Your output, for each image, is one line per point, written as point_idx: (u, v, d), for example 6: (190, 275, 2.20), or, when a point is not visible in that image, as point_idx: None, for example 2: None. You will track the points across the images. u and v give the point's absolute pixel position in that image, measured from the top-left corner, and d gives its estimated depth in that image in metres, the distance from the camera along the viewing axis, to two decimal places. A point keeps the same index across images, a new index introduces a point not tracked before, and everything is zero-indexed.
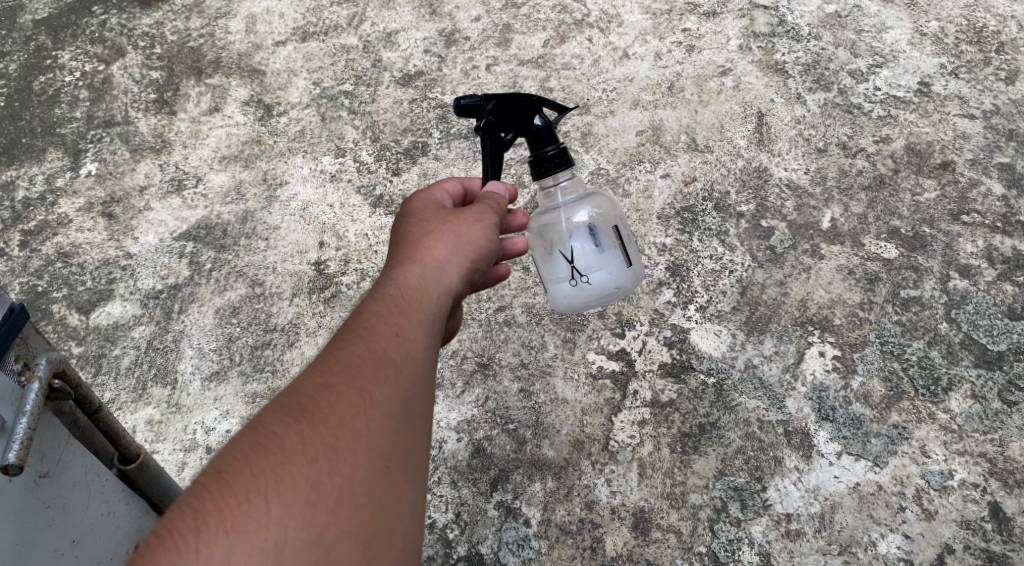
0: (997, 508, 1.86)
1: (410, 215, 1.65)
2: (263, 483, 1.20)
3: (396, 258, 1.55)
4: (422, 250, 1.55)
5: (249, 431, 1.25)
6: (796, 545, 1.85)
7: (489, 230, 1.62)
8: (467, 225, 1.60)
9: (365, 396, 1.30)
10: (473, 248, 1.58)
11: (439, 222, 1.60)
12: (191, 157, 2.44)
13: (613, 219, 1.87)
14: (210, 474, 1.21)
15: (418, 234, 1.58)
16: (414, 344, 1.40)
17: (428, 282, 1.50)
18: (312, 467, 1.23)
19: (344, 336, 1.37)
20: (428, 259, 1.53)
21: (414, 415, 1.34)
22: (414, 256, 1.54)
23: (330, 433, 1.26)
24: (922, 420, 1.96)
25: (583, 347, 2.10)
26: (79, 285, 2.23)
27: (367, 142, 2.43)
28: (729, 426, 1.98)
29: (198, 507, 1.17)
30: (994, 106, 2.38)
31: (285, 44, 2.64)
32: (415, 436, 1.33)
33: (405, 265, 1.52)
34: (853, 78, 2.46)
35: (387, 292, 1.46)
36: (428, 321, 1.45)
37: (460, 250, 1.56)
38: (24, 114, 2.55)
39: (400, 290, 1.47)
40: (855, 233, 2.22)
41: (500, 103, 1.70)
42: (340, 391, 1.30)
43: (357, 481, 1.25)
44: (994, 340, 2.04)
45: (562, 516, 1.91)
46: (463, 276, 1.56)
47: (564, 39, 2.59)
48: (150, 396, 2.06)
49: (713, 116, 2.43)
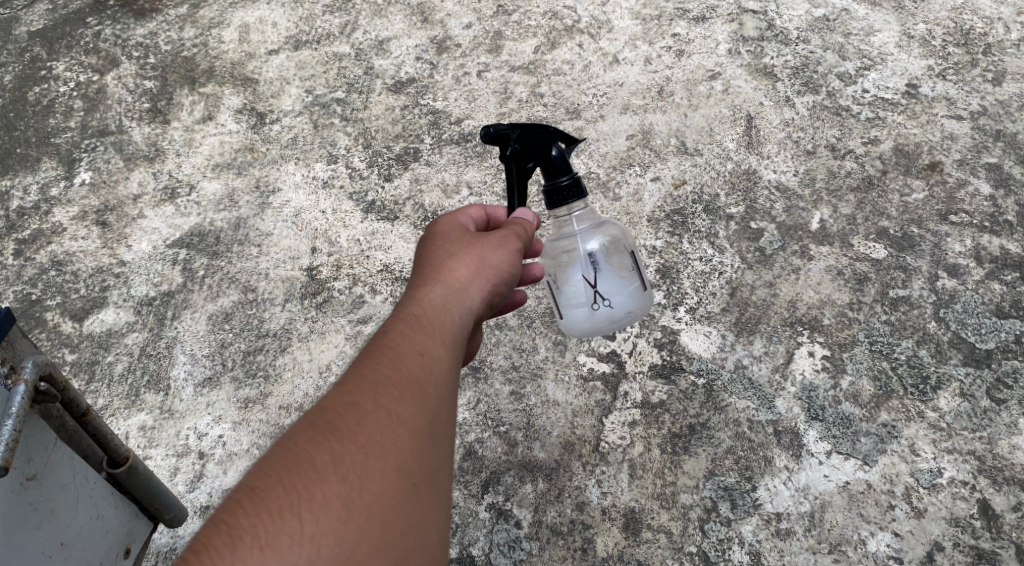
0: (987, 506, 1.87)
1: (433, 234, 1.66)
2: (295, 501, 1.22)
3: (420, 275, 1.57)
4: (445, 269, 1.56)
5: (281, 450, 1.28)
6: (786, 544, 1.86)
7: (513, 253, 1.63)
8: (490, 245, 1.61)
9: (392, 414, 1.32)
10: (497, 268, 1.59)
11: (463, 242, 1.61)
12: (185, 165, 2.46)
13: (624, 247, 1.92)
14: (243, 491, 1.23)
15: (442, 253, 1.59)
16: (440, 363, 1.41)
17: (452, 301, 1.51)
18: (342, 485, 1.25)
19: (370, 354, 1.39)
20: (451, 278, 1.55)
21: (439, 434, 1.36)
22: (438, 275, 1.55)
23: (359, 452, 1.28)
24: (911, 419, 1.97)
25: (573, 349, 2.10)
26: (73, 293, 2.24)
27: (359, 149, 2.45)
28: (719, 426, 1.99)
29: (231, 525, 1.20)
30: (981, 107, 2.40)
31: (278, 52, 2.66)
32: (441, 453, 1.35)
33: (429, 283, 1.53)
34: (841, 80, 2.48)
35: (413, 311, 1.47)
36: (452, 338, 1.47)
37: (483, 269, 1.57)
38: (19, 124, 2.57)
39: (424, 308, 1.48)
40: (843, 234, 2.23)
41: (525, 132, 1.73)
42: (368, 410, 1.32)
43: (385, 499, 1.27)
44: (982, 339, 2.05)
45: (553, 518, 1.92)
46: (486, 295, 1.57)
47: (554, 45, 2.61)
48: (143, 402, 2.08)
49: (702, 119, 2.45)
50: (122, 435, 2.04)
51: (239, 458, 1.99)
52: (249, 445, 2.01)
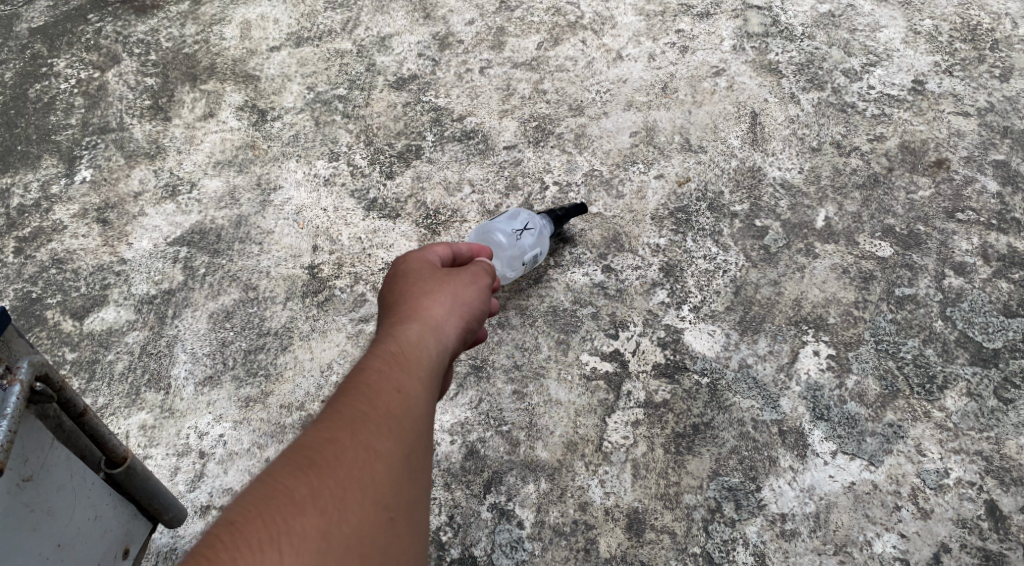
0: (994, 506, 1.85)
1: (405, 273, 1.66)
2: (275, 535, 1.20)
3: (393, 313, 1.57)
4: (419, 307, 1.57)
5: (258, 488, 1.24)
6: (791, 545, 1.84)
7: (484, 292, 1.66)
8: (462, 285, 1.64)
9: (370, 448, 1.32)
10: (470, 306, 1.62)
11: (436, 280, 1.63)
12: (186, 162, 2.44)
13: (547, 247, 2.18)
14: (222, 525, 1.19)
15: (417, 290, 1.60)
16: (416, 400, 1.41)
17: (428, 338, 1.51)
18: (323, 518, 1.23)
19: (346, 389, 1.38)
20: (428, 314, 1.56)
21: (414, 470, 1.36)
22: (415, 311, 1.56)
23: (338, 486, 1.27)
24: (918, 419, 1.95)
25: (576, 348, 2.09)
26: (73, 291, 2.23)
27: (361, 146, 2.44)
28: (723, 426, 1.97)
29: (211, 559, 1.15)
30: (988, 104, 2.38)
31: (279, 49, 2.64)
32: (416, 488, 1.35)
33: (404, 320, 1.54)
34: (847, 77, 2.46)
35: (388, 348, 1.47)
36: (429, 374, 1.47)
37: (457, 307, 1.59)
38: (19, 121, 2.55)
39: (401, 344, 1.48)
40: (849, 232, 2.21)
41: None
42: (347, 443, 1.31)
43: (364, 533, 1.26)
44: (989, 338, 2.04)
45: (555, 518, 1.90)
46: (459, 332, 1.58)
47: (557, 41, 2.59)
48: (144, 401, 2.06)
49: (707, 116, 2.43)
50: (122, 434, 2.02)
51: (240, 457, 1.98)
52: (250, 444, 2.00)
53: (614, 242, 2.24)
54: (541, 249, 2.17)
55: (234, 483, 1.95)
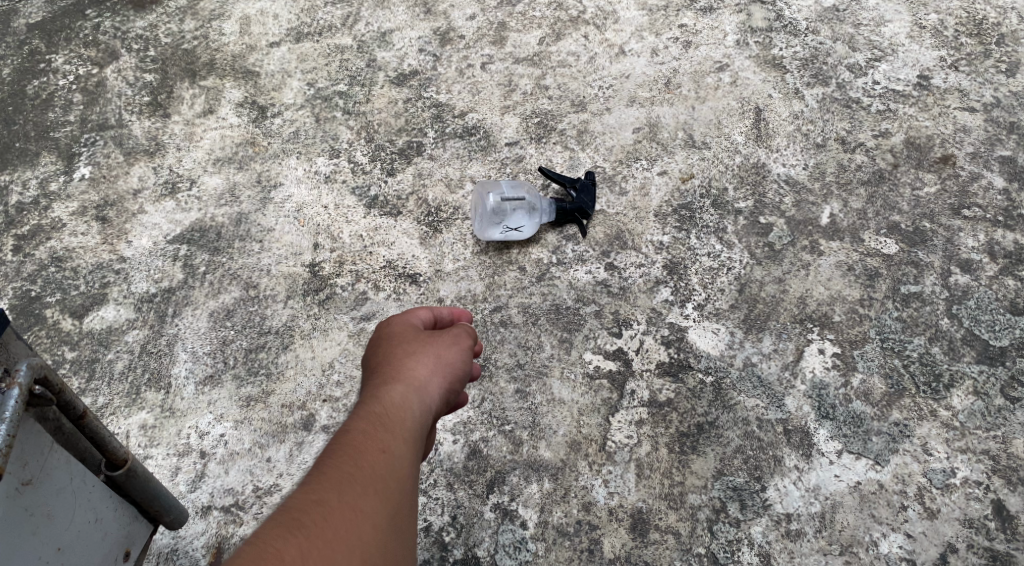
0: (1001, 506, 1.84)
1: (387, 338, 1.65)
2: None
3: (375, 377, 1.55)
4: (401, 369, 1.55)
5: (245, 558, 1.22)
6: (796, 545, 1.83)
7: (464, 351, 1.64)
8: (444, 345, 1.62)
9: (358, 511, 1.31)
10: (452, 367, 1.60)
11: (417, 342, 1.62)
12: (186, 159, 2.42)
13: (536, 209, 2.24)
14: None
15: (398, 355, 1.59)
16: (401, 462, 1.40)
17: (412, 398, 1.50)
18: None
19: (331, 453, 1.37)
20: (409, 376, 1.54)
21: (400, 531, 1.36)
22: (395, 374, 1.54)
23: (327, 551, 1.26)
24: (924, 418, 1.94)
25: (579, 347, 2.07)
26: (72, 290, 2.21)
27: (362, 143, 2.42)
28: (728, 425, 1.96)
29: None
30: (994, 99, 2.36)
31: (279, 45, 2.62)
32: (403, 549, 1.36)
33: (388, 383, 1.52)
34: (851, 72, 2.43)
35: (371, 410, 1.46)
36: (414, 434, 1.46)
37: (440, 368, 1.58)
38: (17, 118, 2.52)
39: (384, 406, 1.47)
40: (854, 229, 2.19)
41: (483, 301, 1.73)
42: (334, 508, 1.30)
43: None
44: (996, 336, 2.02)
45: (559, 518, 1.88)
46: (443, 392, 1.56)
47: (559, 36, 2.57)
48: (144, 400, 2.05)
49: (710, 112, 2.41)
50: (122, 434, 2.01)
51: (242, 457, 1.97)
52: (251, 444, 1.98)
53: (617, 240, 2.22)
54: (537, 221, 2.23)
55: (235, 483, 1.94)
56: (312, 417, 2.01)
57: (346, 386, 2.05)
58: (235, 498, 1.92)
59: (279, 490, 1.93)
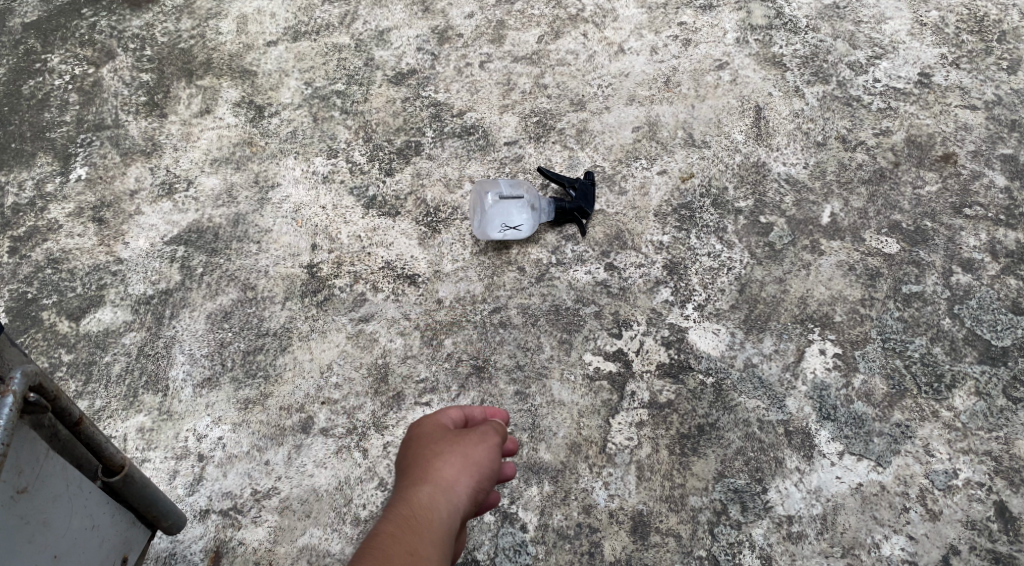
0: (1003, 508, 1.83)
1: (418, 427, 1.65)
2: None
3: (406, 478, 1.57)
4: (431, 470, 1.55)
5: None
6: (798, 548, 1.82)
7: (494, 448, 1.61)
8: (474, 443, 1.60)
9: None
10: (483, 466, 1.57)
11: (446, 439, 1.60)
12: (183, 159, 2.41)
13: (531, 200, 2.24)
14: None
15: (428, 452, 1.59)
16: None
17: (439, 503, 1.51)
18: None
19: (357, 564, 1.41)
20: (438, 478, 1.54)
21: None
22: (426, 474, 1.55)
23: None
24: (926, 419, 1.93)
25: (579, 348, 2.06)
26: (69, 291, 2.20)
27: (360, 143, 2.41)
28: (729, 427, 1.95)
29: None
30: (996, 97, 2.34)
31: (276, 44, 2.61)
32: None
33: (416, 485, 1.54)
34: (852, 70, 2.42)
35: (399, 519, 1.48)
36: (440, 542, 1.47)
37: (469, 469, 1.55)
38: (13, 118, 2.51)
39: (410, 515, 1.49)
40: (855, 228, 2.18)
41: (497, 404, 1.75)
42: None
43: None
44: (998, 336, 2.01)
45: (559, 521, 1.87)
46: (473, 491, 1.55)
47: (558, 35, 2.56)
48: (141, 403, 2.04)
49: (710, 111, 2.39)
50: (120, 437, 2.00)
51: (240, 460, 1.96)
52: (249, 447, 1.97)
53: (617, 240, 2.21)
54: (537, 220, 2.22)
55: (233, 486, 1.93)
56: (310, 420, 2.00)
57: (345, 388, 2.04)
58: (233, 502, 1.91)
59: (278, 493, 1.92)
